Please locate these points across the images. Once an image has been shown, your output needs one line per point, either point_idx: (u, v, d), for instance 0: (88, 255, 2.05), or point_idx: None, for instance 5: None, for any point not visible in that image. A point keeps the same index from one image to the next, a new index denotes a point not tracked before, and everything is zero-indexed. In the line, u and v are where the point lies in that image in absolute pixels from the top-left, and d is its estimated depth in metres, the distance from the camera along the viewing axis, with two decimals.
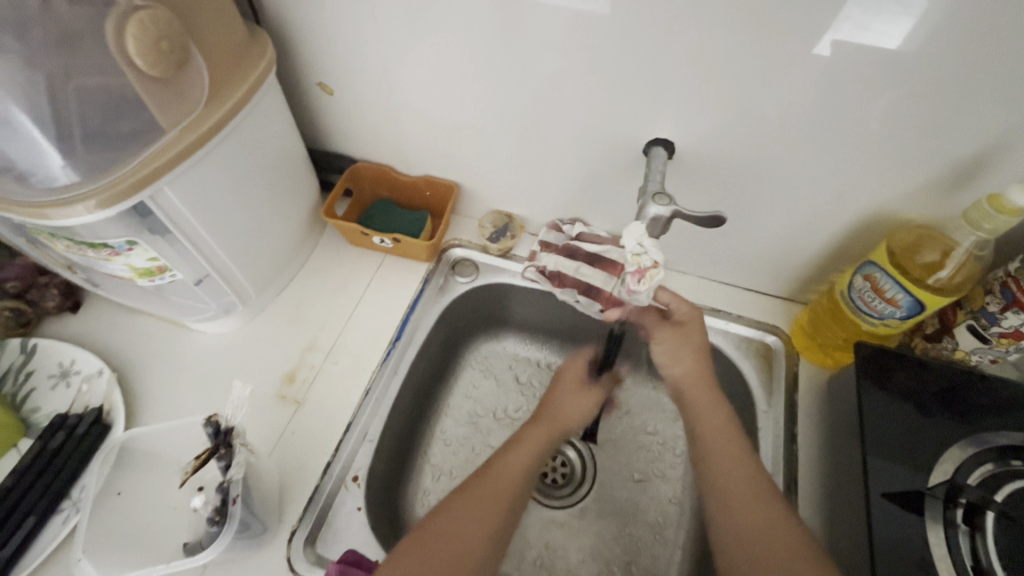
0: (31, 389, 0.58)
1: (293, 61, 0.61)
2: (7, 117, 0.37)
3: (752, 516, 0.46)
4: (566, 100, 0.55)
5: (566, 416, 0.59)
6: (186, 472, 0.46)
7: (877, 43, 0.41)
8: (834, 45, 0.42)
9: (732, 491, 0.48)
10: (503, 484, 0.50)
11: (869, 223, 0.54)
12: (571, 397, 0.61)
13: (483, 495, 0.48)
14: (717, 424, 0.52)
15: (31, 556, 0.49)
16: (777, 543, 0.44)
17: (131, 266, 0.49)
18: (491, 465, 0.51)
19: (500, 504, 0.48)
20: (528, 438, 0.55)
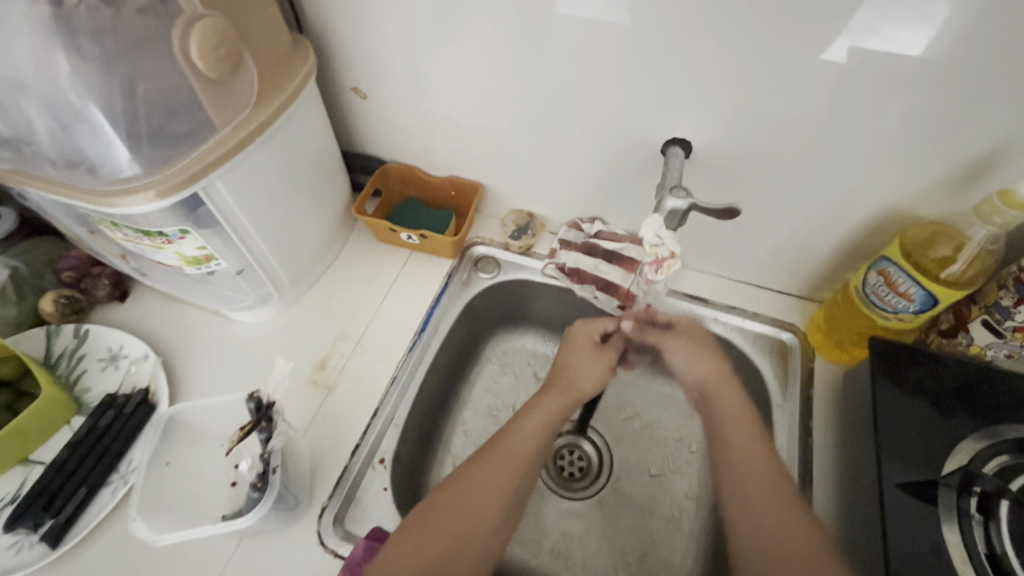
0: (82, 370, 0.62)
1: (329, 67, 0.65)
2: (86, 115, 0.42)
3: (771, 511, 0.47)
4: (587, 103, 0.57)
5: (583, 380, 0.60)
6: (232, 440, 0.50)
7: (884, 46, 0.43)
8: (849, 50, 0.44)
9: (752, 487, 0.49)
10: (514, 461, 0.52)
11: (883, 221, 0.56)
12: (586, 362, 0.61)
13: (494, 474, 0.50)
14: (739, 424, 0.53)
15: (81, 524, 0.52)
16: (795, 539, 0.45)
17: (181, 255, 0.53)
18: (502, 438, 0.54)
19: (511, 482, 0.51)
20: (540, 410, 0.57)
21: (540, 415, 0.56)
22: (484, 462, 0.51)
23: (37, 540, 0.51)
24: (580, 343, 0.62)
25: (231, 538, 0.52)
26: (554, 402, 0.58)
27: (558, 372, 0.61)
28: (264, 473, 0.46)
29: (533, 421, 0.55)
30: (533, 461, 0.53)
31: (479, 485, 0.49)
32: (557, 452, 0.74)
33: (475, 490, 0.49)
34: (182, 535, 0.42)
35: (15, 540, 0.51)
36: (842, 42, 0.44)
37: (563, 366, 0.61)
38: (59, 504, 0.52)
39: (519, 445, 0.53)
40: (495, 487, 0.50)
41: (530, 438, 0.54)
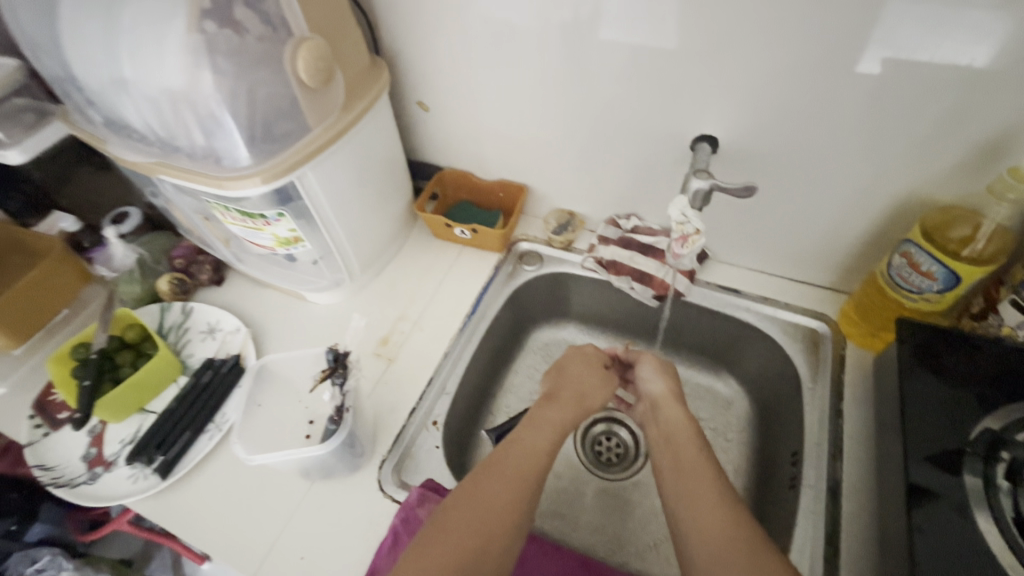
0: (186, 340, 0.73)
1: (398, 84, 0.75)
2: (221, 120, 0.53)
3: (706, 508, 0.47)
4: (620, 105, 0.64)
5: (592, 396, 0.61)
6: (316, 379, 0.61)
7: (894, 42, 0.48)
8: (879, 61, 0.49)
9: (690, 487, 0.49)
10: (524, 468, 0.51)
11: (906, 207, 0.59)
12: (594, 377, 0.64)
13: (502, 482, 0.49)
14: (686, 440, 0.54)
15: (184, 462, 0.62)
16: (728, 533, 0.44)
17: (275, 236, 0.63)
18: (514, 443, 0.53)
19: (523, 487, 0.49)
20: (550, 419, 0.56)
21: (545, 425, 0.56)
22: (488, 474, 0.49)
23: (151, 472, 0.61)
24: (591, 361, 0.65)
25: (305, 481, 0.60)
26: (563, 413, 0.58)
27: (566, 387, 0.62)
28: (340, 410, 0.56)
29: (538, 429, 0.55)
30: (543, 470, 0.51)
31: (490, 491, 0.48)
32: (596, 438, 0.79)
33: (486, 497, 0.47)
34: (274, 455, 0.51)
35: (133, 472, 0.61)
36: (872, 55, 0.49)
37: (574, 382, 0.62)
38: (168, 444, 0.62)
39: (524, 454, 0.52)
40: (507, 496, 0.48)
41: (538, 447, 0.53)
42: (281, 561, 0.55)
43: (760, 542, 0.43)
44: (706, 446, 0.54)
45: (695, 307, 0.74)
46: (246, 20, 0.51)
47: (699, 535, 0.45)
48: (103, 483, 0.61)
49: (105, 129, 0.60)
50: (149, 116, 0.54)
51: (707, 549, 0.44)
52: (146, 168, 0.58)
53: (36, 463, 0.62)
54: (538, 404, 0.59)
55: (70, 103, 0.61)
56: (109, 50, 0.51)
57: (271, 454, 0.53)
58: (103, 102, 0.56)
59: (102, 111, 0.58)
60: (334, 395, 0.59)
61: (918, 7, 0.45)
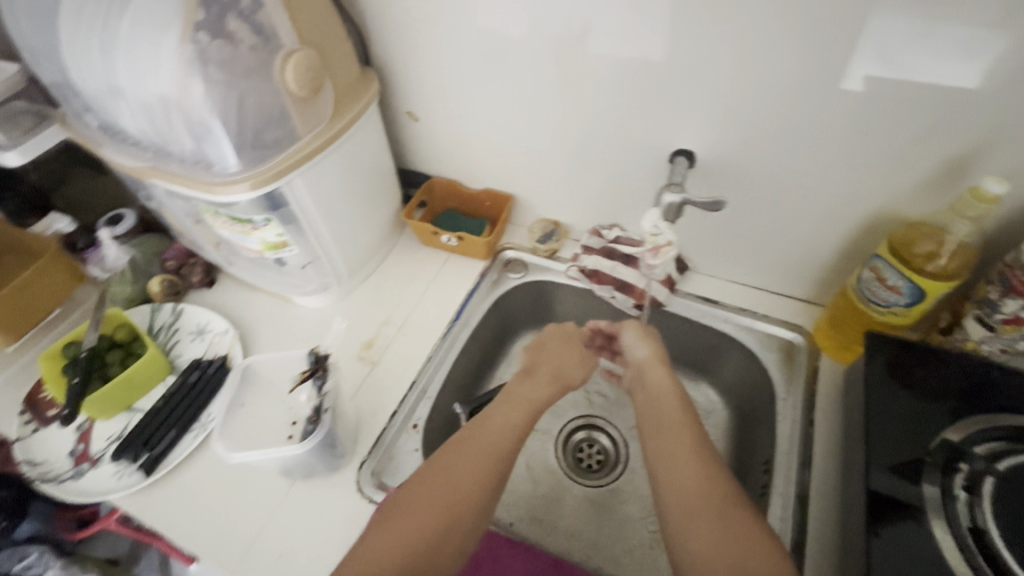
0: (176, 340, 0.74)
1: (389, 95, 0.77)
2: (211, 127, 0.54)
3: (686, 473, 0.48)
4: (601, 117, 0.66)
5: (569, 374, 0.64)
6: (296, 380, 0.62)
7: (858, 64, 0.50)
8: (846, 80, 0.52)
9: (668, 447, 0.51)
10: (497, 443, 0.52)
11: (876, 223, 0.61)
12: (573, 355, 0.66)
13: (474, 458, 0.50)
14: (670, 406, 0.56)
15: (168, 460, 0.63)
16: (702, 486, 0.47)
17: (263, 240, 0.65)
18: (487, 420, 0.54)
19: (495, 460, 0.51)
20: (525, 397, 0.58)
21: (518, 403, 0.58)
22: (458, 453, 0.51)
23: (136, 469, 0.62)
24: (572, 341, 0.67)
25: (285, 480, 0.61)
26: (539, 390, 0.60)
27: (544, 365, 0.63)
28: (318, 411, 0.58)
29: (512, 407, 0.57)
30: (515, 446, 0.53)
31: (460, 466, 0.49)
32: (577, 445, 0.80)
33: (455, 472, 0.49)
34: (253, 453, 0.53)
35: (118, 469, 0.63)
36: (856, 72, 0.51)
37: (552, 361, 0.64)
38: (154, 441, 0.63)
39: (495, 432, 0.53)
40: (476, 474, 0.49)
41: (511, 423, 0.55)
42: (260, 558, 0.56)
43: (740, 511, 0.45)
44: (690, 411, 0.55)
45: (675, 316, 0.76)
46: (239, 31, 0.53)
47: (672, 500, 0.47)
48: (88, 480, 0.62)
49: (100, 133, 0.62)
50: (142, 121, 0.56)
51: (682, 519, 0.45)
52: (138, 172, 0.60)
53: (24, 457, 0.63)
54: (514, 380, 0.61)
55: (68, 107, 0.63)
56: (105, 57, 0.53)
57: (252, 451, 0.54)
58: (99, 107, 0.58)
59: (99, 116, 0.60)
60: (312, 397, 0.61)
61: (884, 30, 0.48)
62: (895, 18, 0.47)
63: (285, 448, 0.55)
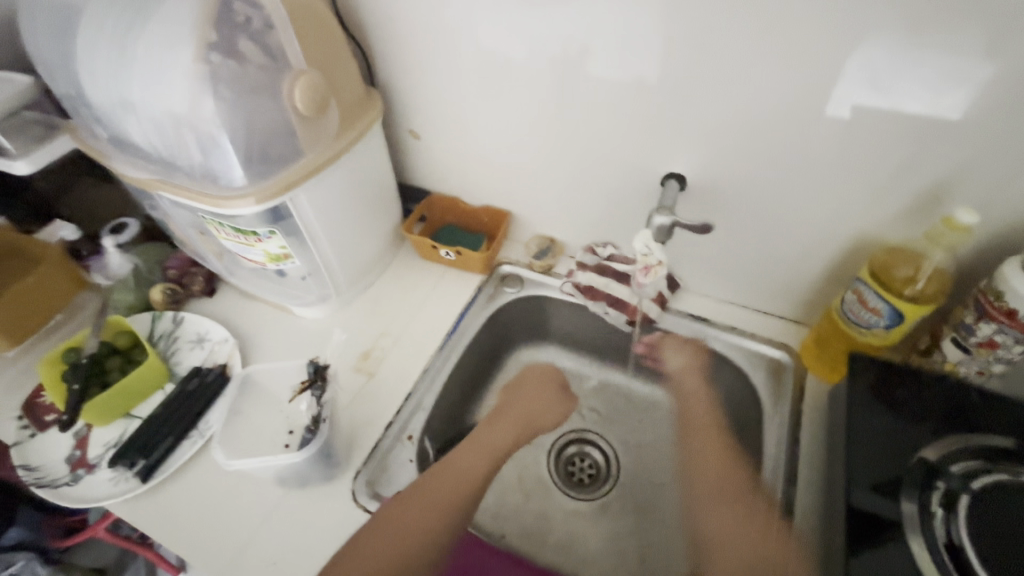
0: (175, 348, 0.75)
1: (392, 113, 0.80)
2: (220, 143, 0.56)
3: (709, 466, 0.62)
4: (596, 140, 0.69)
5: (538, 417, 0.72)
6: (294, 391, 0.64)
7: (841, 97, 0.53)
8: (829, 109, 0.55)
9: (697, 436, 0.66)
10: (462, 483, 0.60)
11: (858, 247, 0.63)
12: (549, 397, 0.74)
13: (442, 496, 0.58)
14: (699, 406, 0.69)
15: (165, 467, 0.64)
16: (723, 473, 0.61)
17: (266, 252, 0.66)
18: (455, 463, 0.62)
19: (461, 498, 0.59)
20: (493, 439, 0.66)
21: (483, 449, 0.65)
22: (411, 508, 0.56)
23: (132, 475, 0.63)
24: (547, 381, 0.75)
25: (281, 488, 0.62)
26: (507, 433, 0.68)
27: (515, 406, 0.72)
28: (316, 420, 0.59)
29: (479, 448, 0.65)
30: (479, 487, 0.61)
31: (419, 510, 0.56)
32: (569, 458, 0.81)
33: (415, 514, 0.56)
34: (251, 461, 0.54)
35: (115, 474, 0.63)
36: (842, 101, 0.53)
37: (524, 401, 0.72)
38: (151, 447, 0.64)
39: (453, 482, 0.60)
40: (426, 524, 0.56)
41: (477, 465, 0.63)
42: (254, 565, 0.57)
43: (751, 504, 0.58)
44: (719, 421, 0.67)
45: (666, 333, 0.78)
46: (250, 52, 0.56)
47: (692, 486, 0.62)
48: (86, 485, 0.63)
49: (108, 145, 0.64)
50: (152, 136, 0.58)
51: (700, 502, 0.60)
52: (144, 183, 0.62)
53: (21, 462, 0.64)
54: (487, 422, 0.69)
55: (80, 119, 0.65)
56: (119, 74, 0.55)
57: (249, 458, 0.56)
58: (110, 120, 0.60)
59: (108, 128, 0.62)
60: (310, 407, 0.62)
61: (862, 67, 0.51)
62: (877, 53, 0.50)
63: (282, 457, 0.56)
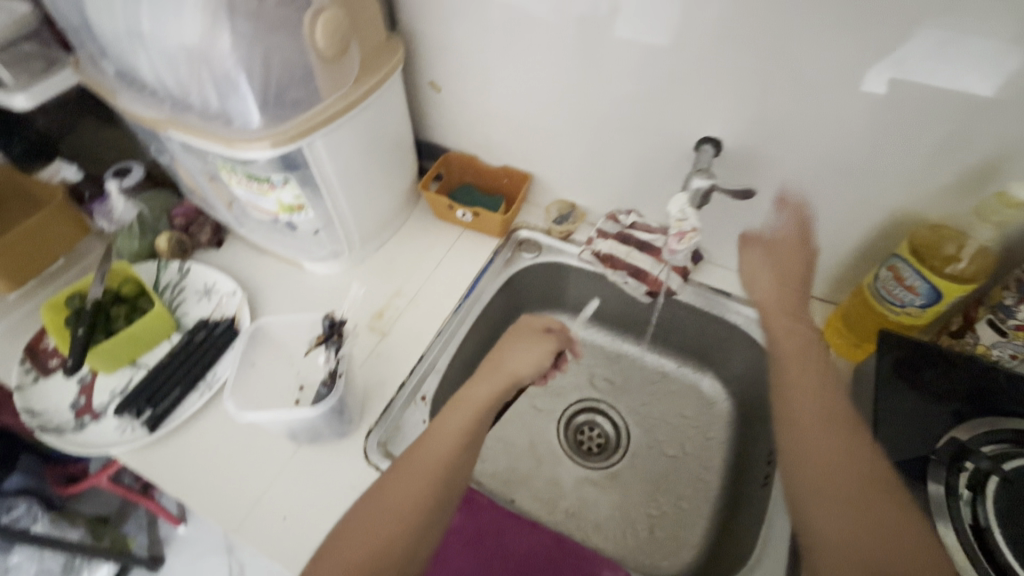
0: (181, 299, 0.73)
1: (412, 62, 0.75)
2: (237, 84, 0.53)
3: (830, 438, 0.47)
4: (627, 103, 0.65)
5: (519, 365, 0.62)
6: (311, 344, 0.63)
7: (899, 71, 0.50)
8: (882, 81, 0.51)
9: (800, 382, 0.51)
10: (436, 458, 0.52)
11: (897, 224, 0.61)
12: (531, 347, 0.64)
13: (413, 479, 0.51)
14: (798, 346, 0.55)
15: (172, 418, 0.62)
16: (835, 433, 0.47)
17: (279, 202, 0.64)
18: (429, 435, 0.54)
19: (433, 476, 0.51)
20: (472, 395, 0.59)
21: (468, 406, 0.57)
22: (399, 474, 0.51)
23: (140, 425, 0.61)
24: (528, 332, 0.66)
25: (291, 444, 0.61)
26: (490, 387, 0.60)
27: (496, 359, 0.63)
28: (334, 373, 0.58)
29: (457, 412, 0.56)
30: (457, 456, 0.53)
31: (388, 502, 0.49)
32: (578, 427, 0.80)
33: (385, 505, 0.49)
34: (267, 414, 0.53)
35: (121, 424, 0.62)
36: (891, 75, 0.50)
37: (505, 353, 0.64)
38: (158, 398, 0.62)
39: (441, 442, 0.53)
40: (417, 489, 0.50)
41: (453, 433, 0.54)
42: (265, 518, 0.56)
43: (884, 495, 0.43)
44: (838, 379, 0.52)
45: (686, 306, 0.76)
46: None
47: (801, 455, 0.47)
48: (90, 433, 0.62)
49: (115, 80, 0.60)
50: (163, 71, 0.55)
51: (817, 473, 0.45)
52: (156, 122, 0.59)
53: (24, 407, 0.62)
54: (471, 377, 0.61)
55: (84, 51, 0.61)
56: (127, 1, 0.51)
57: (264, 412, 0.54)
58: (116, 54, 0.57)
59: (115, 62, 0.58)
60: (327, 360, 0.61)
61: (930, 33, 0.47)
62: (944, 21, 0.46)
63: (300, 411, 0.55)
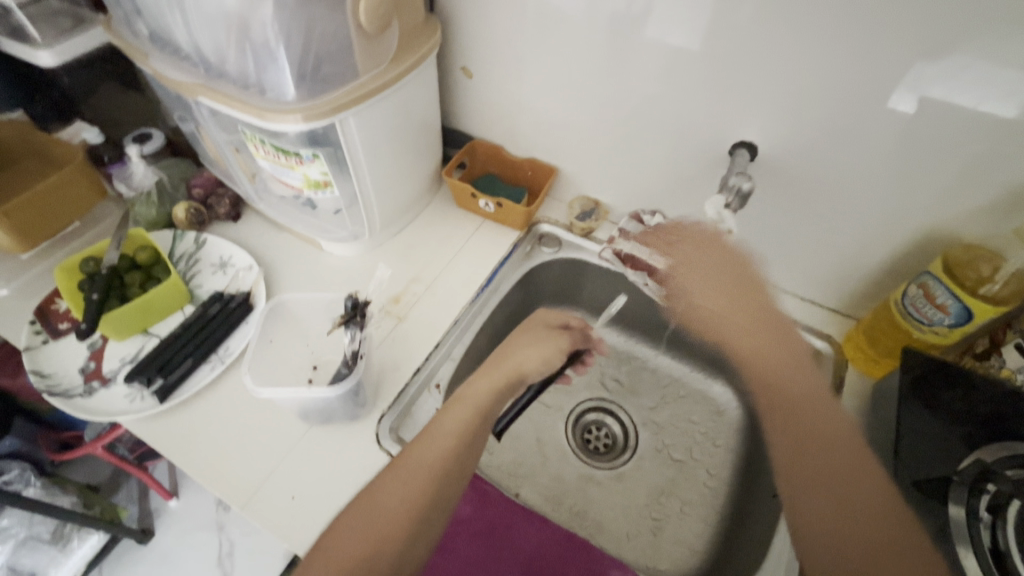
0: (196, 270, 0.72)
1: (445, 46, 0.74)
2: (275, 53, 0.52)
3: (828, 486, 0.51)
4: (661, 103, 0.64)
5: (526, 361, 0.61)
6: (333, 323, 0.62)
7: (948, 88, 0.49)
8: (929, 98, 0.50)
9: (796, 429, 0.55)
10: (437, 456, 0.51)
11: (928, 242, 0.60)
12: (539, 342, 0.63)
13: (411, 477, 0.49)
14: (797, 385, 0.58)
15: (182, 390, 0.61)
16: (840, 484, 0.51)
17: (305, 176, 0.62)
18: (429, 431, 0.53)
19: (433, 475, 0.50)
20: (474, 391, 0.57)
21: (470, 402, 0.56)
22: (396, 470, 0.49)
23: (149, 394, 0.60)
24: (536, 327, 0.64)
25: (302, 424, 0.60)
26: (494, 383, 0.58)
27: (502, 353, 0.61)
28: (355, 355, 0.58)
29: (458, 409, 0.55)
30: (457, 455, 0.51)
31: (384, 500, 0.48)
32: (586, 426, 0.80)
33: (380, 503, 0.47)
34: (281, 390, 0.52)
35: (130, 391, 0.61)
36: (942, 91, 0.49)
37: (512, 347, 0.62)
38: (170, 368, 0.61)
39: (431, 447, 0.51)
40: (404, 496, 0.48)
41: (454, 430, 0.53)
42: (273, 496, 0.55)
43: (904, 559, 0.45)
44: (844, 421, 0.55)
45: None
46: None
47: (804, 518, 0.51)
48: (98, 398, 0.61)
49: (149, 42, 0.59)
50: (199, 36, 0.54)
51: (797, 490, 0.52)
52: (187, 88, 0.58)
53: (33, 368, 0.61)
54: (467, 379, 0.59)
55: (117, 11, 0.60)
56: None
57: (277, 390, 0.53)
58: (152, 14, 0.55)
59: (149, 23, 0.57)
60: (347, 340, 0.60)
61: (983, 51, 0.46)
62: (1001, 40, 0.44)
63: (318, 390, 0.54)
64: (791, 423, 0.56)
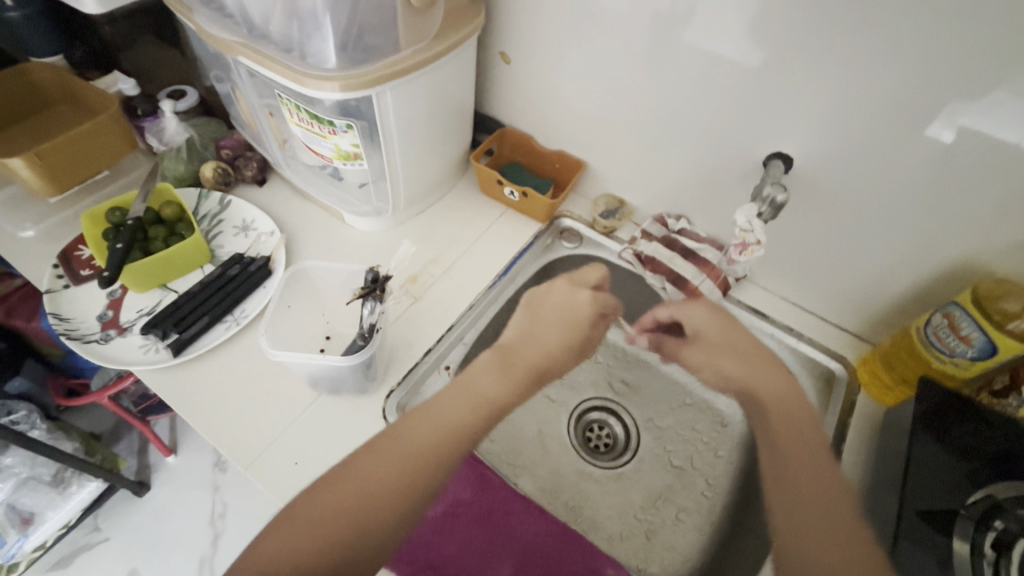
0: (218, 231, 0.73)
1: (486, 29, 0.74)
2: (319, 19, 0.52)
3: (820, 509, 0.56)
4: (697, 107, 0.63)
5: (546, 360, 0.72)
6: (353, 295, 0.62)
7: (997, 118, 0.47)
8: (977, 128, 0.49)
9: (793, 461, 0.61)
10: (431, 436, 0.56)
11: (958, 275, 0.59)
12: (560, 338, 0.74)
13: (402, 451, 0.53)
14: (802, 420, 0.65)
15: (196, 346, 0.62)
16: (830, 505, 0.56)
17: (337, 147, 0.62)
18: (422, 412, 0.57)
19: (423, 452, 0.55)
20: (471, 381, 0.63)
21: (466, 391, 0.62)
22: (387, 442, 0.53)
23: (163, 347, 0.61)
24: (551, 321, 0.74)
25: (310, 392, 0.61)
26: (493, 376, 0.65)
27: (513, 348, 0.69)
28: (371, 329, 0.58)
29: (452, 395, 0.60)
30: (450, 437, 0.57)
31: (373, 468, 0.51)
32: (589, 424, 0.77)
33: (371, 470, 0.51)
34: (296, 355, 0.53)
35: (145, 343, 0.62)
36: (990, 122, 0.48)
37: (530, 343, 0.71)
38: (185, 324, 0.62)
39: (432, 422, 0.57)
40: (394, 467, 0.52)
41: (448, 413, 0.58)
42: (275, 460, 0.56)
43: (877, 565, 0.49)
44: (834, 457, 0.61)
45: None
46: None
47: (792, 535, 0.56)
48: (112, 347, 0.62)
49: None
50: None
51: (797, 513, 0.57)
52: (228, 46, 0.58)
53: (52, 310, 0.62)
54: (472, 367, 0.65)
55: None
56: None
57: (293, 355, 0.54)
58: None
59: None
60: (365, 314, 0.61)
61: None
62: None
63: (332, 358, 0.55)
64: (791, 456, 0.62)
